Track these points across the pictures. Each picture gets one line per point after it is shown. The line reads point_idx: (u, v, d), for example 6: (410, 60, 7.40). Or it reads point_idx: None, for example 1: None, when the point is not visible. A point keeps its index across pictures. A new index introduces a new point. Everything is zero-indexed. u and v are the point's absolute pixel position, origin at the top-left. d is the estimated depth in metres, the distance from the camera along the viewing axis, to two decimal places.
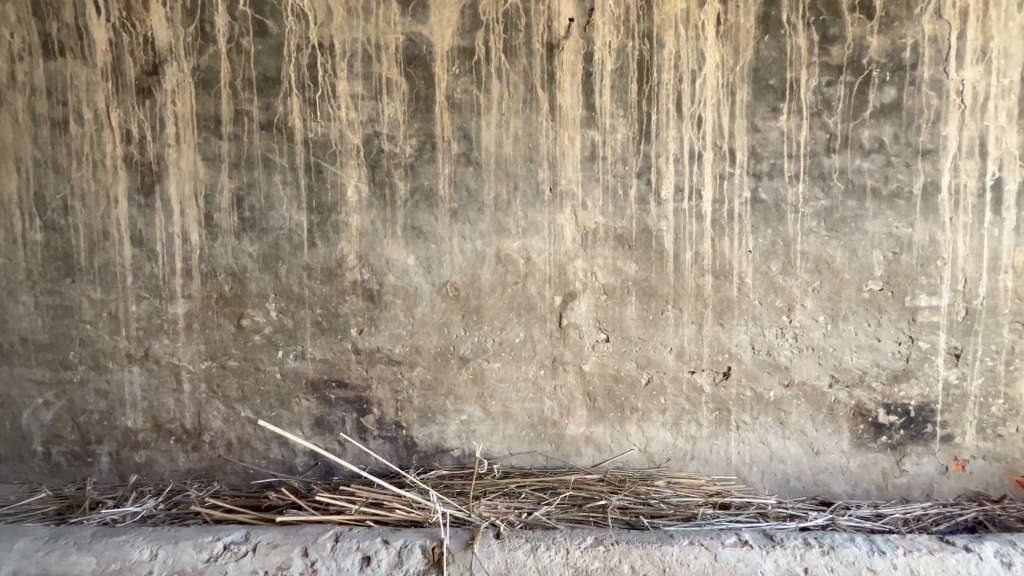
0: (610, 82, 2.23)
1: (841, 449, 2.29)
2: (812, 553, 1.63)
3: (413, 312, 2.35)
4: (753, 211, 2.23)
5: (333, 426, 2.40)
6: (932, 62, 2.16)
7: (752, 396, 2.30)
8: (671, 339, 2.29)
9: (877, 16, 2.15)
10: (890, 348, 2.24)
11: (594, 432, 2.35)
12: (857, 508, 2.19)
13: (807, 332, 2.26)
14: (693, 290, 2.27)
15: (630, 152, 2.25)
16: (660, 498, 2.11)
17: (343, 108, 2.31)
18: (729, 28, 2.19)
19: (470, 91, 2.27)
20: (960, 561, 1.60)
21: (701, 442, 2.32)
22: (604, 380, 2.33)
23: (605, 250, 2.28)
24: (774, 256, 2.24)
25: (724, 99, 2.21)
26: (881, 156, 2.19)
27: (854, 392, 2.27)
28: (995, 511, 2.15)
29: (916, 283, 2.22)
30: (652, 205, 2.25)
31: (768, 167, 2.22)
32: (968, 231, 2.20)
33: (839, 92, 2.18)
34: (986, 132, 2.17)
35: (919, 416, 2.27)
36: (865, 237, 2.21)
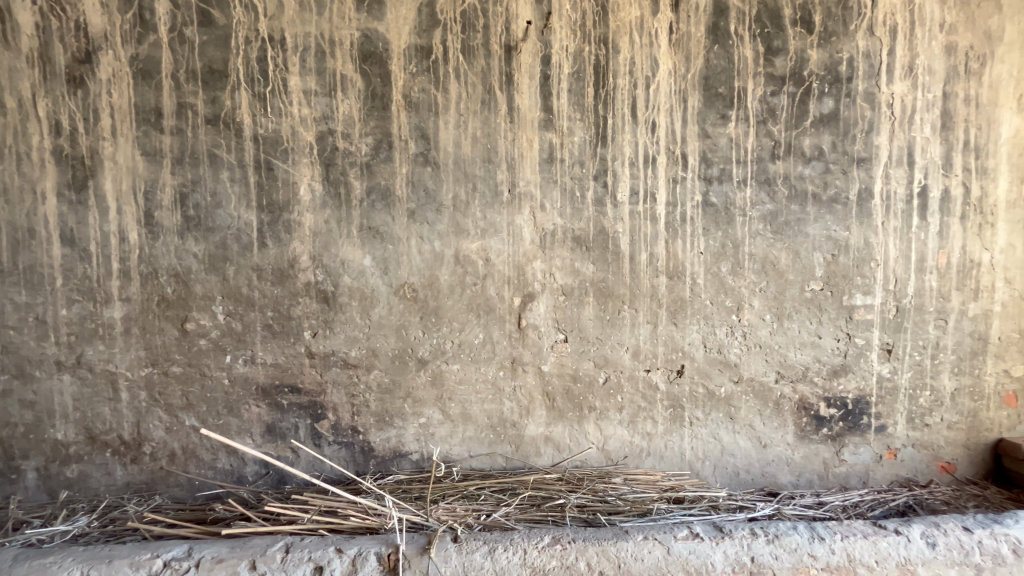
0: (567, 85, 2.26)
1: (786, 442, 2.40)
2: (758, 542, 1.69)
3: (369, 314, 2.30)
4: (704, 214, 2.31)
5: (286, 433, 2.31)
6: (866, 76, 2.30)
7: (704, 392, 2.38)
8: (628, 339, 2.34)
9: (816, 30, 2.27)
10: (830, 344, 2.38)
11: (554, 431, 2.37)
12: (801, 498, 2.30)
13: (755, 330, 2.36)
14: (648, 291, 2.32)
15: (588, 154, 2.28)
16: (617, 495, 2.15)
17: (296, 104, 2.23)
18: (681, 37, 2.26)
19: (428, 89, 2.24)
20: (891, 544, 1.70)
21: (657, 439, 2.38)
22: (563, 380, 2.35)
23: (563, 251, 2.30)
24: (724, 258, 2.33)
25: (677, 105, 2.28)
26: (820, 164, 2.31)
27: (797, 387, 2.39)
28: (922, 495, 2.31)
29: (852, 283, 2.36)
30: (608, 207, 2.29)
31: (718, 172, 2.30)
32: (898, 235, 2.35)
33: (782, 102, 2.29)
34: (913, 142, 2.33)
35: (856, 408, 2.41)
36: (807, 240, 2.33)
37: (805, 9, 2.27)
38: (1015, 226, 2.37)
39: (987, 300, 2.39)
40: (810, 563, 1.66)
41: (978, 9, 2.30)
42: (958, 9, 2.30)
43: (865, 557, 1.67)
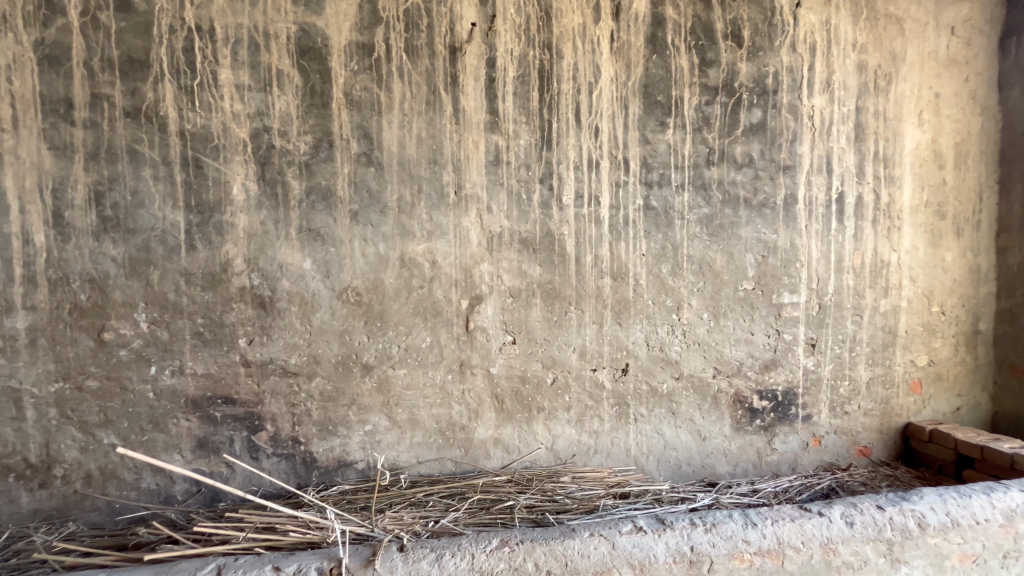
0: (513, 89, 2.27)
1: (723, 434, 2.53)
2: (697, 532, 1.76)
3: (310, 320, 2.21)
4: (646, 217, 2.39)
5: (219, 447, 2.18)
6: (790, 89, 2.46)
7: (647, 389, 2.46)
8: (574, 339, 2.38)
9: (745, 45, 2.41)
10: (762, 340, 2.52)
11: (503, 433, 2.37)
12: (737, 486, 2.43)
13: (694, 328, 2.47)
14: (594, 292, 2.38)
15: (533, 157, 2.31)
16: (565, 494, 2.17)
17: (227, 98, 2.11)
18: (621, 45, 2.33)
19: (370, 88, 2.19)
20: (816, 525, 1.82)
21: (604, 436, 2.44)
22: (512, 382, 2.36)
23: (510, 254, 2.31)
24: (664, 259, 2.42)
25: (619, 111, 2.35)
26: (750, 170, 2.46)
27: (733, 381, 2.52)
28: (844, 478, 2.50)
29: (781, 283, 2.52)
30: (554, 210, 2.33)
31: (657, 177, 2.39)
32: (819, 237, 2.54)
33: (716, 111, 2.41)
34: (831, 152, 2.52)
35: (785, 400, 2.57)
36: (739, 242, 2.47)
37: (735, 24, 2.40)
38: (918, 230, 2.63)
39: (895, 297, 2.63)
40: (744, 549, 1.75)
41: (884, 32, 2.53)
42: (868, 31, 2.51)
43: (793, 539, 1.79)
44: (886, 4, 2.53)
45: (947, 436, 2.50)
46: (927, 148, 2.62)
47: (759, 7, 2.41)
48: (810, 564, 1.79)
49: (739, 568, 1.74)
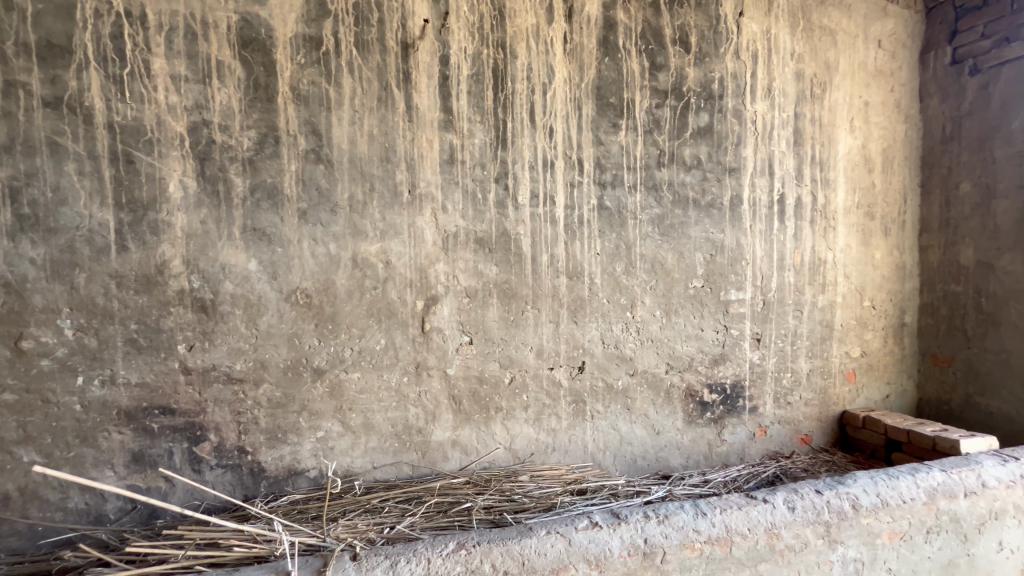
0: (467, 87, 2.25)
1: (676, 427, 2.61)
2: (651, 524, 1.80)
3: (256, 323, 2.11)
4: (600, 217, 2.43)
5: (156, 461, 2.04)
6: (734, 95, 2.57)
7: (603, 386, 2.50)
8: (531, 339, 2.39)
9: (692, 51, 2.50)
10: (711, 336, 2.62)
11: (461, 435, 2.35)
12: (689, 478, 2.50)
13: (647, 325, 2.53)
14: (550, 292, 2.39)
15: (488, 157, 2.30)
16: (523, 493, 2.18)
17: (161, 89, 1.98)
18: (574, 47, 2.36)
19: (318, 82, 2.11)
20: (761, 512, 1.90)
21: (561, 434, 2.46)
22: (469, 383, 2.34)
23: (465, 254, 2.29)
24: (618, 258, 2.47)
25: (572, 112, 2.37)
26: (699, 172, 2.54)
27: (685, 376, 2.60)
28: (787, 465, 2.63)
29: (728, 280, 2.62)
30: (510, 209, 2.33)
31: (611, 177, 2.44)
32: (763, 236, 2.66)
33: (665, 114, 2.49)
34: (772, 155, 2.65)
35: (733, 392, 2.68)
36: (689, 241, 2.55)
37: (683, 30, 2.48)
38: (851, 229, 2.80)
39: (832, 293, 2.79)
40: (695, 538, 1.81)
41: (819, 43, 2.68)
42: (804, 42, 2.66)
43: (740, 527, 1.86)
44: (820, 17, 2.68)
45: (878, 422, 2.68)
46: (858, 153, 2.80)
47: (705, 15, 2.50)
48: (756, 549, 1.87)
49: (690, 557, 1.80)
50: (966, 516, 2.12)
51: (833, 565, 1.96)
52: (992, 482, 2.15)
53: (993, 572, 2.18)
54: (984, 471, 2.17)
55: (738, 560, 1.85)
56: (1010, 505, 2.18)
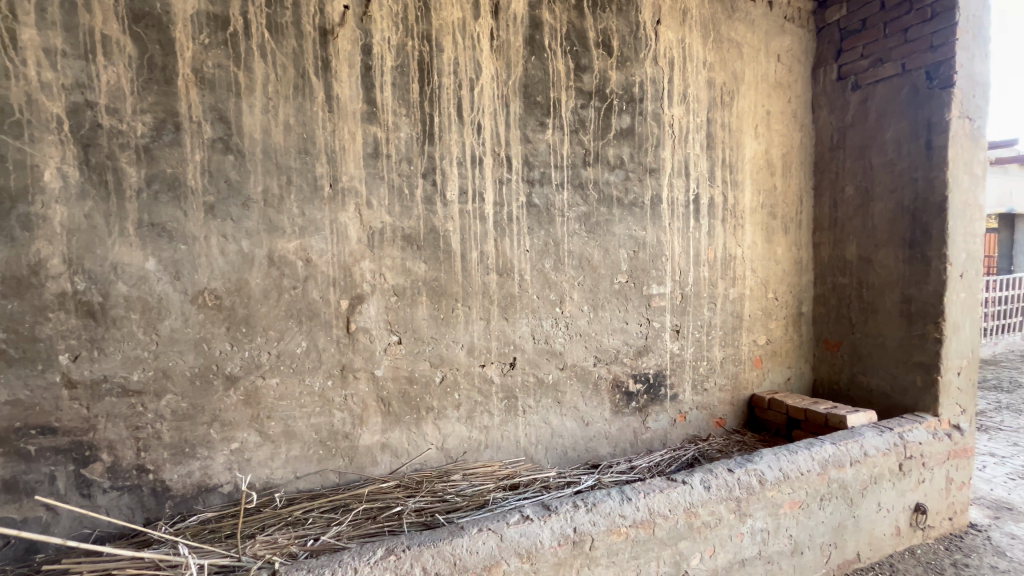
0: (392, 79, 2.18)
1: (604, 417, 2.70)
2: (580, 513, 1.85)
3: (156, 328, 1.91)
4: (529, 214, 2.46)
5: (34, 489, 1.79)
6: (653, 99, 2.70)
7: (534, 381, 2.53)
8: (462, 336, 2.37)
9: (614, 54, 2.59)
10: (635, 329, 2.74)
11: (390, 437, 2.28)
12: (617, 465, 2.61)
13: (576, 320, 2.60)
14: (480, 288, 2.38)
15: (415, 151, 2.24)
16: (456, 492, 2.16)
17: (32, 63, 1.73)
18: (501, 44, 2.36)
19: (225, 65, 1.95)
20: (681, 493, 2.02)
21: (494, 430, 2.46)
22: (398, 384, 2.28)
23: (393, 251, 2.22)
24: (547, 255, 2.51)
25: (500, 109, 2.38)
26: (622, 172, 2.65)
27: (611, 368, 2.70)
28: (704, 447, 2.82)
29: (650, 275, 2.76)
30: (438, 205, 2.29)
31: (539, 175, 2.47)
32: (681, 234, 2.82)
33: (590, 114, 2.56)
34: (688, 157, 2.82)
35: (656, 381, 2.82)
36: (614, 238, 2.65)
37: (605, 34, 2.56)
38: (756, 228, 3.05)
39: (741, 286, 3.03)
40: (621, 523, 1.88)
41: (727, 54, 2.88)
42: (715, 52, 2.85)
43: (662, 508, 1.96)
44: (728, 30, 2.88)
45: (781, 403, 2.95)
46: (762, 158, 3.05)
47: (626, 20, 2.60)
48: (676, 528, 1.99)
49: (616, 541, 1.88)
50: (852, 482, 2.39)
51: (743, 537, 2.14)
52: (872, 451, 2.44)
53: (873, 530, 2.49)
54: (866, 442, 2.45)
55: (661, 541, 1.96)
56: (886, 471, 2.48)
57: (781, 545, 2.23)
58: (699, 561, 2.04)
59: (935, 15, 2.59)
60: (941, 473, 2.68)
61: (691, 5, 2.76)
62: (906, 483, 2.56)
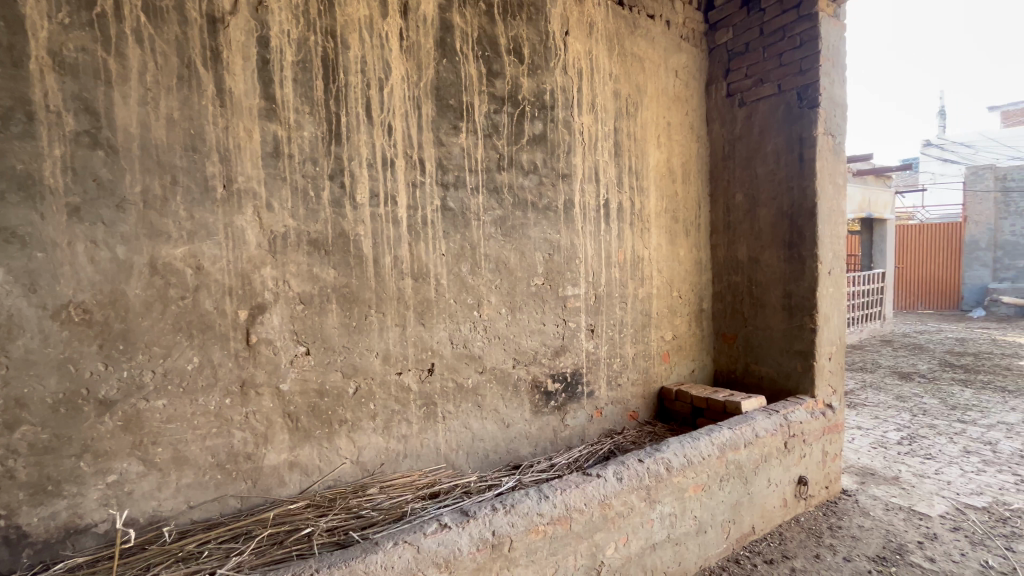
0: (293, 75, 2.06)
1: (524, 418, 2.74)
2: (498, 516, 1.86)
3: (5, 350, 1.62)
4: (443, 218, 2.43)
5: None
6: (564, 107, 2.80)
7: (453, 386, 2.51)
8: (376, 344, 2.29)
9: (525, 62, 2.65)
10: (552, 329, 2.81)
11: (299, 455, 2.14)
12: (537, 464, 2.66)
13: (494, 323, 2.61)
14: (395, 294, 2.32)
15: (321, 152, 2.13)
16: (371, 507, 2.08)
17: None
18: (411, 45, 2.32)
19: (91, 49, 1.72)
20: (595, 487, 2.10)
21: (412, 439, 2.40)
22: (307, 398, 2.15)
23: (298, 257, 2.09)
24: (463, 258, 2.50)
25: (412, 111, 2.33)
26: (535, 176, 2.71)
27: (530, 369, 2.75)
28: (619, 440, 2.96)
29: (565, 277, 2.85)
30: (347, 208, 2.19)
31: (453, 178, 2.45)
32: (593, 237, 2.95)
33: (503, 119, 2.59)
34: (598, 164, 2.95)
35: (573, 379, 2.92)
36: (529, 241, 2.70)
37: (516, 41, 2.61)
38: (661, 230, 3.26)
39: (648, 286, 3.22)
40: (538, 521, 1.92)
41: (630, 67, 3.06)
42: (620, 65, 3.01)
43: (577, 503, 2.03)
44: (631, 45, 3.06)
45: (686, 393, 3.18)
46: (664, 166, 3.27)
47: (535, 29, 2.67)
48: (592, 521, 2.06)
49: (535, 540, 1.91)
50: (746, 463, 2.63)
51: (653, 522, 2.27)
52: (762, 433, 2.70)
53: (764, 504, 2.75)
54: (757, 424, 2.70)
55: (577, 534, 2.02)
56: (774, 449, 2.76)
57: (687, 526, 2.40)
58: (614, 550, 2.14)
59: (803, 43, 2.94)
60: (818, 448, 3.03)
61: (596, 19, 2.90)
62: (790, 459, 2.86)
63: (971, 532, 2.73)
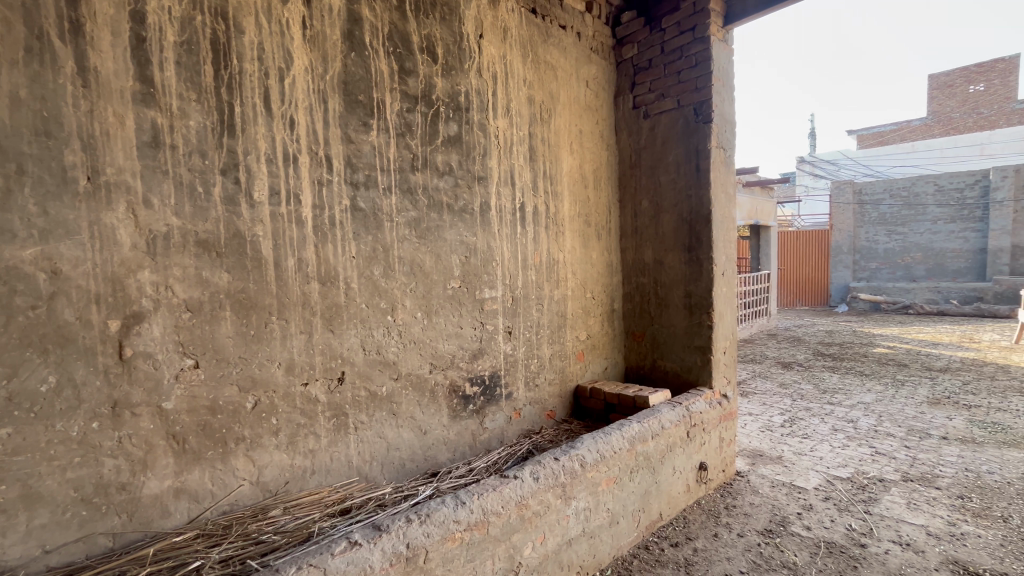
0: (176, 57, 1.84)
1: (442, 424, 2.69)
2: (413, 527, 1.80)
3: None
4: (353, 219, 2.32)
5: None
6: (478, 109, 2.80)
7: (366, 395, 2.40)
8: (278, 353, 2.12)
9: (439, 62, 2.61)
10: (469, 332, 2.80)
11: (187, 480, 1.92)
12: (455, 470, 2.62)
13: (409, 327, 2.54)
14: (299, 299, 2.17)
15: (210, 144, 1.93)
16: (274, 530, 1.93)
17: None
18: (315, 35, 2.18)
19: None
20: (512, 489, 2.11)
21: (321, 454, 2.26)
22: (196, 416, 1.93)
23: (183, 260, 1.88)
24: (376, 261, 2.40)
25: (317, 105, 2.20)
26: (450, 178, 2.68)
27: (447, 373, 2.70)
28: (536, 440, 3.01)
29: (482, 280, 2.85)
30: (243, 207, 2.01)
31: (363, 178, 2.35)
32: (509, 240, 2.98)
33: (416, 119, 2.54)
34: (512, 168, 2.99)
35: (491, 382, 2.92)
36: (445, 243, 2.66)
37: (429, 40, 2.57)
38: (574, 234, 3.38)
39: (563, 288, 3.32)
40: (455, 528, 1.89)
41: (544, 75, 3.14)
42: (533, 71, 3.08)
43: (494, 507, 2.02)
44: (544, 53, 3.14)
45: (600, 390, 3.31)
46: (576, 172, 3.40)
47: (449, 30, 2.65)
48: (509, 523, 2.07)
49: (451, 548, 1.87)
50: (653, 453, 2.79)
51: (569, 518, 2.33)
52: (667, 424, 2.88)
53: (670, 491, 2.94)
54: (662, 417, 2.88)
55: (495, 538, 2.02)
56: (677, 439, 2.96)
57: (600, 519, 2.49)
58: (531, 550, 2.16)
59: (698, 63, 3.19)
60: (715, 435, 3.30)
61: (510, 25, 2.93)
62: (692, 447, 3.08)
63: (838, 500, 3.12)
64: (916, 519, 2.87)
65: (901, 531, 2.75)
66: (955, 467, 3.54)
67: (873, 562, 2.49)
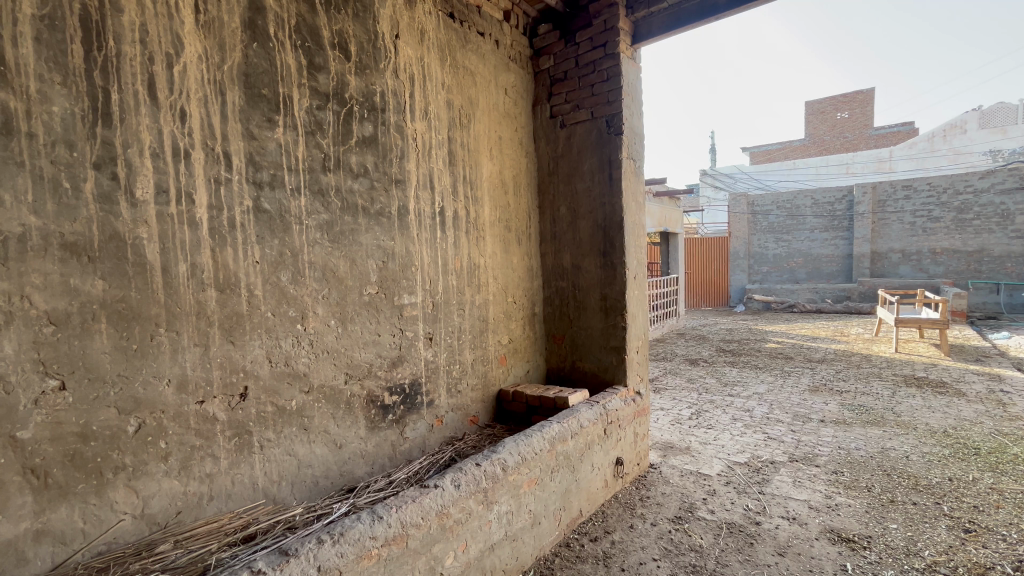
0: (35, 32, 1.59)
1: (360, 437, 2.57)
2: (324, 548, 1.69)
3: None
4: (256, 221, 2.15)
5: None
6: (395, 110, 2.74)
7: (274, 410, 2.23)
8: (168, 369, 1.91)
9: (352, 59, 2.52)
10: (388, 340, 2.71)
11: (51, 520, 1.65)
12: (374, 483, 2.52)
13: (322, 336, 2.40)
14: (193, 309, 1.97)
15: (79, 134, 1.70)
16: (161, 568, 1.73)
17: None
18: (211, 20, 2.00)
19: None
20: (432, 498, 2.06)
21: (220, 478, 2.06)
22: (63, 446, 1.67)
23: (45, 265, 1.62)
24: (283, 266, 2.24)
25: (213, 97, 2.02)
26: (366, 180, 2.59)
27: (364, 383, 2.59)
28: (459, 447, 2.99)
29: (401, 286, 2.77)
30: (123, 206, 1.79)
31: (268, 177, 2.19)
32: (429, 244, 2.93)
33: (328, 117, 2.42)
34: (431, 171, 2.95)
35: (411, 391, 2.85)
36: (361, 248, 2.56)
37: (341, 37, 2.47)
38: (495, 239, 3.40)
39: (484, 292, 3.32)
40: (371, 545, 1.80)
41: (463, 80, 3.14)
42: (452, 76, 3.07)
43: (414, 519, 1.96)
44: (463, 58, 3.14)
45: (522, 393, 3.36)
46: (496, 177, 3.43)
47: (363, 27, 2.56)
48: (429, 534, 2.02)
49: (367, 567, 1.79)
50: (573, 452, 2.87)
51: (491, 524, 2.32)
52: (585, 423, 2.98)
53: (589, 487, 3.03)
54: (581, 416, 2.98)
55: (414, 551, 1.96)
56: (595, 436, 3.07)
57: (522, 521, 2.51)
58: (453, 559, 2.13)
59: (609, 77, 3.37)
60: (630, 431, 3.47)
61: (427, 27, 2.90)
62: (609, 443, 3.21)
63: (737, 483, 3.42)
64: (800, 494, 3.22)
65: (789, 507, 3.07)
66: (830, 446, 4.02)
67: (766, 538, 2.75)
